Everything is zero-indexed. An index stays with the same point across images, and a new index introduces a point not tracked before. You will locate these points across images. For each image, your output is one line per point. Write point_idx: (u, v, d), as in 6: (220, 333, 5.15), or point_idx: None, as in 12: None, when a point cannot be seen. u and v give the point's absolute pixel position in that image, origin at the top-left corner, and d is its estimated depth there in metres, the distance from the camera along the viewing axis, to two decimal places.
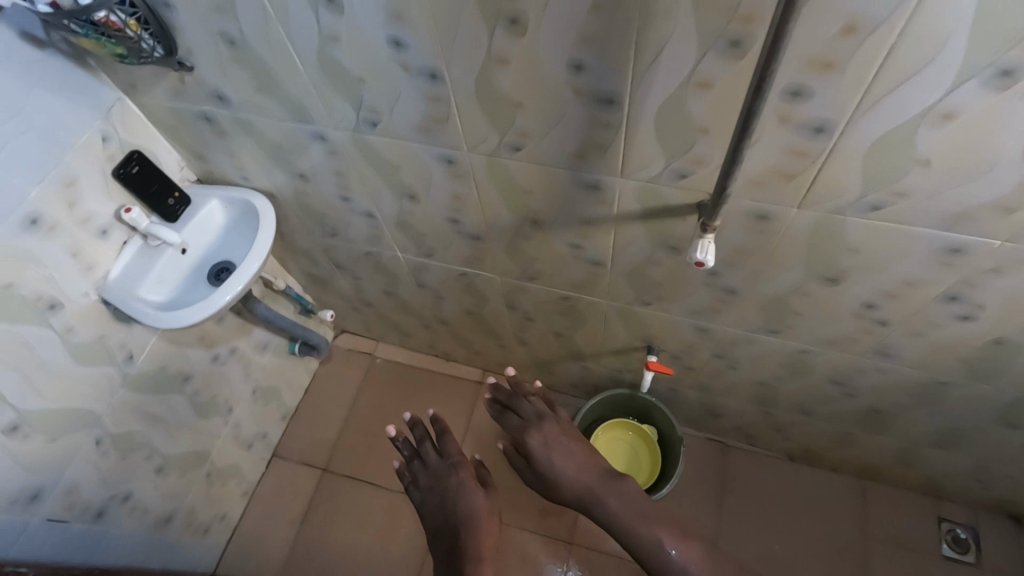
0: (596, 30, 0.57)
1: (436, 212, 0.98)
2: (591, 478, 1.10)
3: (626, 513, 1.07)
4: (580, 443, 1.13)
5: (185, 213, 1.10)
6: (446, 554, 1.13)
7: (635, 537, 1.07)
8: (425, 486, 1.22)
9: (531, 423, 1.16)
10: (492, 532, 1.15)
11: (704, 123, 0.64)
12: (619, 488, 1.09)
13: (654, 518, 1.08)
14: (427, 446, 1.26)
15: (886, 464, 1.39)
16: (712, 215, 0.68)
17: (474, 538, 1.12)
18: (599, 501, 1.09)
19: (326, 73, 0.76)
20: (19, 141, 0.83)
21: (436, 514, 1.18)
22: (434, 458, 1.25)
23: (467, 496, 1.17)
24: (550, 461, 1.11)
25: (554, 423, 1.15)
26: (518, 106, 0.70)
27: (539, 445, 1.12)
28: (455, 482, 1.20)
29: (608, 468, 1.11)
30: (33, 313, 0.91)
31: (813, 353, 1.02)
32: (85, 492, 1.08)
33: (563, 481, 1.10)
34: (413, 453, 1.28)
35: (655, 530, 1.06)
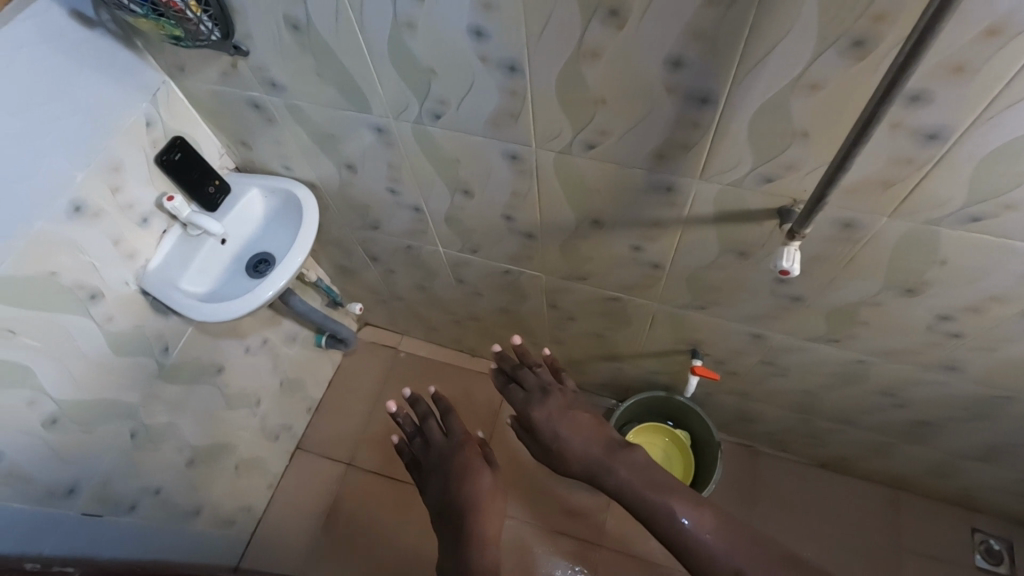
0: (705, 25, 0.54)
1: (490, 208, 0.95)
2: (597, 449, 1.02)
3: (637, 484, 0.97)
4: (587, 414, 1.07)
5: (225, 201, 1.07)
6: (450, 537, 1.05)
7: (647, 508, 0.95)
8: (430, 466, 1.14)
9: (536, 395, 1.10)
10: (499, 513, 1.07)
11: (805, 126, 0.61)
12: (629, 458, 1.00)
13: (667, 487, 0.95)
14: (431, 423, 1.18)
15: (921, 477, 1.34)
16: (803, 225, 0.65)
17: (479, 518, 1.04)
18: (607, 472, 1.00)
19: (395, 63, 0.73)
20: (68, 124, 0.80)
21: (439, 495, 1.10)
22: (439, 436, 1.17)
23: (471, 475, 1.09)
24: (556, 435, 1.05)
25: (561, 394, 1.10)
26: (602, 103, 0.67)
27: (544, 418, 1.07)
28: (460, 461, 1.11)
29: (617, 438, 1.04)
30: (75, 303, 0.88)
31: (870, 364, 0.98)
32: (120, 486, 1.06)
33: (570, 454, 1.03)
34: (416, 432, 1.20)
35: (667, 498, 0.94)
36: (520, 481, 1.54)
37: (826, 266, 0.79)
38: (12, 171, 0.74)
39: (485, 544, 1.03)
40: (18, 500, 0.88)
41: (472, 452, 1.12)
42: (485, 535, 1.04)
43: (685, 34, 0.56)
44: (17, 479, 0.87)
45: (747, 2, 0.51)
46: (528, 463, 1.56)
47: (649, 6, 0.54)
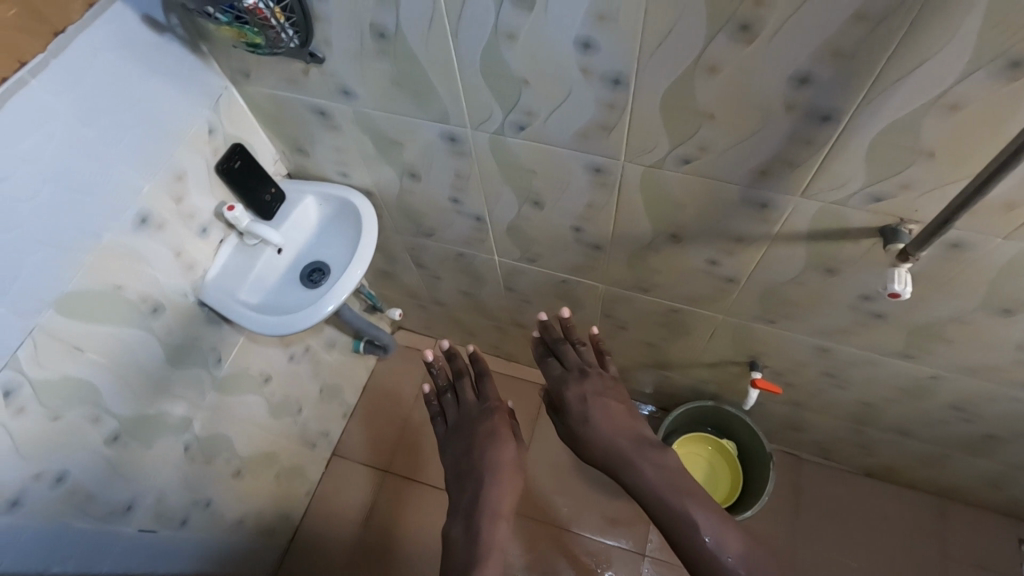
0: (846, 42, 0.52)
1: (560, 219, 0.92)
2: (627, 442, 0.91)
3: (663, 488, 0.87)
4: (624, 405, 0.95)
5: (281, 209, 1.04)
6: (459, 504, 0.96)
7: (670, 517, 0.86)
8: (453, 426, 1.04)
9: (572, 375, 0.97)
10: (516, 490, 0.97)
11: (932, 146, 0.59)
12: (658, 459, 0.90)
13: (694, 497, 0.86)
14: (464, 382, 1.06)
15: (973, 487, 1.32)
16: (920, 249, 0.64)
17: (493, 491, 0.95)
18: (631, 469, 0.90)
19: (486, 74, 0.70)
20: (135, 133, 0.77)
21: (458, 459, 1.00)
22: (470, 397, 1.05)
23: (496, 444, 0.98)
24: (586, 421, 0.94)
25: (599, 378, 0.97)
26: (709, 118, 0.64)
27: (575, 402, 0.95)
28: (485, 429, 1.01)
29: (650, 436, 0.93)
30: (138, 317, 0.85)
31: (944, 379, 0.96)
32: (173, 500, 1.03)
33: (596, 443, 0.93)
34: (448, 387, 1.08)
35: (692, 508, 0.85)
36: (561, 490, 1.49)
37: (920, 283, 0.77)
38: (81, 187, 0.72)
39: (495, 520, 0.93)
40: (79, 519, 0.86)
41: (500, 420, 1.02)
42: (497, 510, 0.94)
43: (820, 50, 0.54)
44: (80, 497, 0.85)
45: (899, 19, 0.49)
46: (569, 471, 1.51)
47: (787, 21, 0.52)
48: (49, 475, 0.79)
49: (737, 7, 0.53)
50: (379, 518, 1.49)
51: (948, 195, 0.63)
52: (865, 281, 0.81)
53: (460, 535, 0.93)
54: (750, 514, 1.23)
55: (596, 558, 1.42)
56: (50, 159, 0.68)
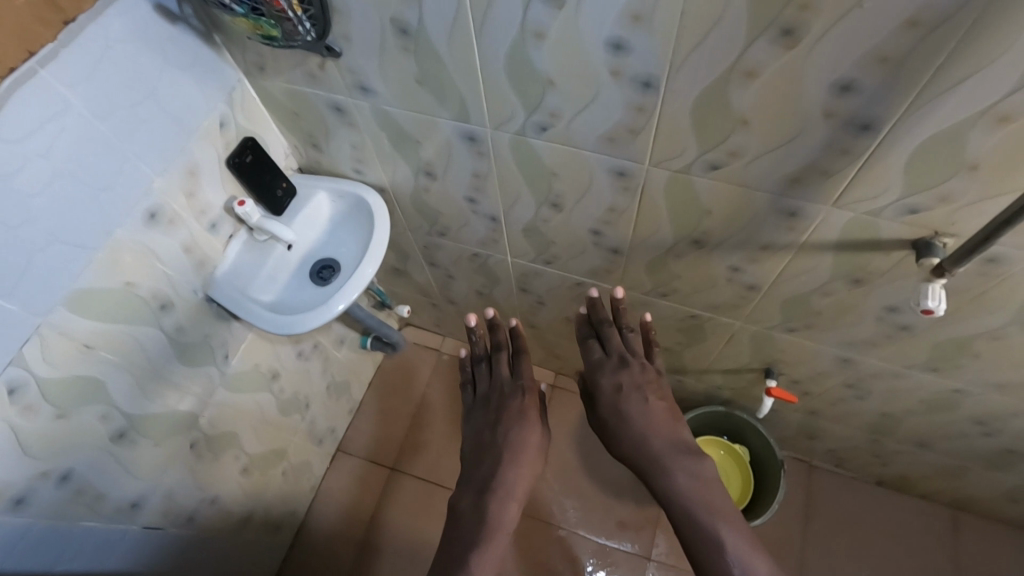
0: (893, 49, 0.51)
1: (579, 222, 0.90)
2: (661, 441, 0.86)
3: (692, 499, 0.82)
4: (664, 403, 0.89)
5: (291, 205, 1.02)
6: (472, 477, 0.92)
7: (695, 531, 0.81)
8: (480, 397, 0.99)
9: (612, 361, 0.92)
10: (533, 475, 0.92)
11: (977, 158, 0.57)
12: (692, 468, 0.84)
13: (724, 515, 0.81)
14: (502, 355, 1.00)
15: (990, 500, 1.30)
16: (955, 265, 0.62)
17: (511, 473, 0.89)
18: (660, 472, 0.84)
19: (512, 73, 0.68)
20: (148, 126, 0.75)
21: (480, 432, 0.95)
22: (503, 371, 0.99)
23: (523, 425, 0.93)
24: (617, 412, 0.89)
25: (640, 370, 0.91)
26: (742, 124, 0.63)
27: (610, 390, 0.90)
28: (515, 408, 0.95)
29: (688, 441, 0.87)
30: (148, 313, 0.83)
31: (968, 394, 0.95)
32: (181, 497, 1.02)
33: (628, 436, 0.88)
34: (483, 357, 1.03)
35: (719, 525, 0.80)
36: (569, 492, 1.48)
37: (952, 297, 0.75)
38: (94, 182, 0.71)
39: (509, 502, 0.89)
40: (87, 517, 0.85)
41: (532, 400, 0.95)
42: (513, 493, 0.89)
43: (864, 57, 0.52)
44: (88, 496, 0.84)
45: (950, 28, 0.48)
46: (577, 474, 1.49)
47: (832, 26, 0.51)
48: (56, 473, 0.78)
49: (780, 10, 0.51)
50: (386, 517, 1.48)
51: (988, 209, 0.61)
52: (893, 294, 0.79)
53: (468, 510, 0.89)
54: (758, 521, 1.22)
55: (601, 561, 1.41)
56: (61, 154, 0.66)
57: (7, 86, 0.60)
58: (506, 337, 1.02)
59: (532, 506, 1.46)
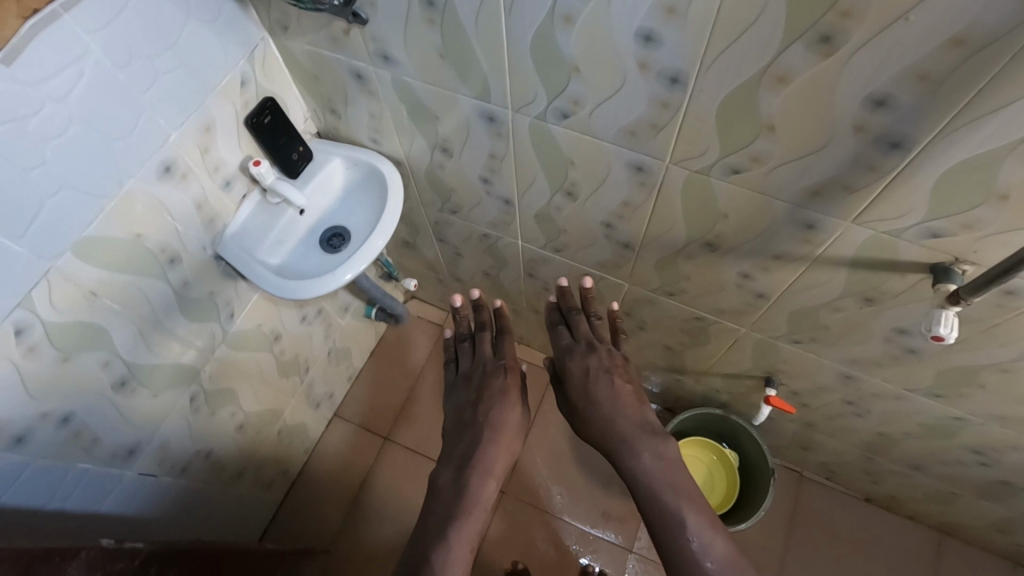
0: (934, 66, 0.49)
1: (592, 213, 0.89)
2: (627, 423, 0.85)
3: (656, 479, 0.81)
4: (631, 386, 0.88)
5: (307, 169, 1.01)
6: (452, 452, 0.93)
7: (658, 511, 0.80)
8: (462, 375, 0.99)
9: (580, 347, 0.91)
10: (512, 454, 0.93)
11: (1009, 189, 0.55)
12: (657, 448, 0.83)
13: (687, 495, 0.81)
14: (484, 335, 1.01)
15: (978, 528, 1.29)
16: (972, 294, 0.61)
17: (490, 451, 0.90)
18: (626, 453, 0.84)
19: (536, 56, 0.67)
20: (169, 78, 0.75)
21: (461, 409, 0.95)
22: (486, 351, 1.00)
23: (503, 406, 0.93)
24: (586, 395, 0.88)
25: (607, 355, 0.90)
26: (768, 130, 0.61)
27: (578, 374, 0.89)
28: (496, 387, 0.95)
29: (653, 422, 0.86)
30: (155, 266, 0.84)
31: (969, 423, 0.93)
32: (175, 447, 1.04)
33: (595, 419, 0.87)
34: (467, 336, 1.03)
35: (682, 507, 0.80)
36: (558, 478, 1.49)
37: (965, 325, 0.74)
38: (110, 131, 0.70)
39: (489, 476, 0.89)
40: (83, 460, 0.87)
41: (513, 380, 0.96)
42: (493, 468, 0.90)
43: (903, 72, 0.50)
44: (85, 440, 0.85)
45: (999, 49, 0.45)
46: (568, 460, 1.51)
47: (873, 36, 0.49)
48: (56, 416, 0.79)
49: (819, 17, 0.49)
50: (377, 484, 1.50)
51: (1013, 241, 0.59)
52: (904, 316, 0.78)
53: (447, 484, 0.89)
54: (742, 527, 1.21)
55: (584, 548, 1.42)
56: (77, 101, 0.66)
57: (8, 53, 0.58)
58: (489, 317, 1.03)
59: (520, 488, 1.48)
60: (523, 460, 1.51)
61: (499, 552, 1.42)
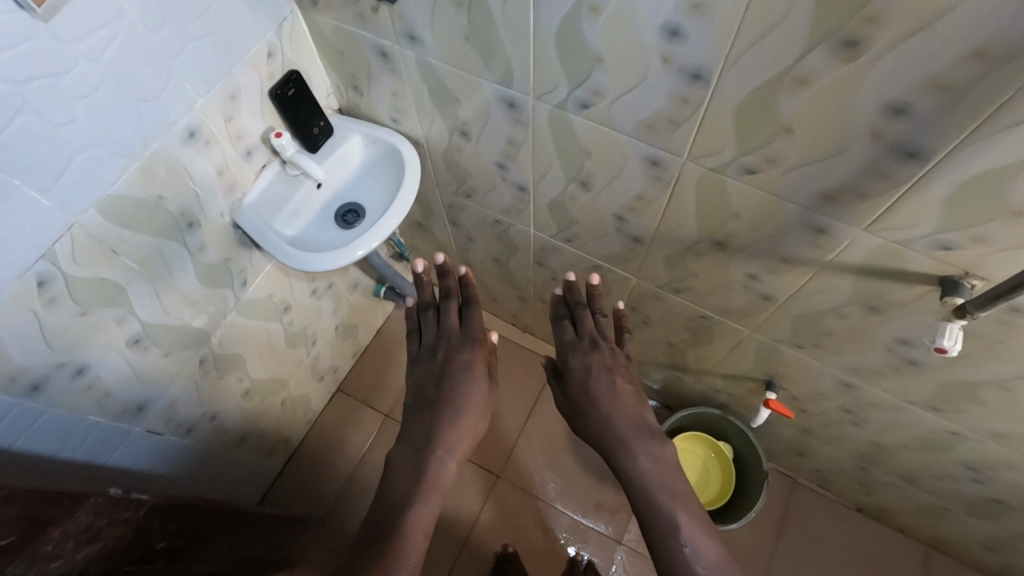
0: (954, 78, 0.49)
1: (605, 205, 0.90)
2: (625, 424, 0.86)
3: (651, 482, 0.82)
4: (632, 387, 0.89)
5: (326, 143, 1.02)
6: (410, 431, 0.85)
7: (652, 515, 0.81)
8: (425, 347, 0.91)
9: (583, 343, 0.92)
10: (478, 433, 0.87)
11: (1021, 206, 0.55)
12: (654, 451, 0.84)
13: (682, 499, 0.81)
14: (449, 305, 0.92)
15: (967, 544, 1.30)
16: (980, 308, 0.62)
17: (452, 433, 0.83)
18: (624, 456, 0.84)
19: (562, 46, 0.68)
20: (198, 45, 0.76)
21: (423, 386, 0.87)
22: (452, 323, 0.92)
23: (468, 381, 0.86)
24: (586, 392, 0.89)
25: (610, 353, 0.91)
26: (785, 132, 0.62)
27: (579, 370, 0.90)
28: (462, 361, 0.88)
29: (652, 424, 0.86)
30: (174, 229, 0.86)
31: (965, 438, 0.94)
32: (183, 409, 1.07)
33: (594, 416, 0.87)
34: (431, 305, 0.94)
35: (677, 511, 0.80)
36: (553, 467, 1.51)
37: (968, 339, 0.74)
38: (139, 93, 0.72)
39: None
40: (94, 412, 0.89)
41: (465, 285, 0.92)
42: None
43: (923, 81, 0.51)
44: (97, 393, 0.88)
45: (1020, 64, 0.46)
46: (564, 450, 1.52)
47: (895, 44, 0.49)
48: (71, 366, 0.81)
49: (843, 21, 0.50)
50: (375, 459, 1.52)
51: (1020, 258, 0.60)
52: (908, 327, 0.78)
53: (404, 461, 0.82)
54: (733, 525, 1.22)
55: (574, 537, 1.44)
56: (111, 59, 0.67)
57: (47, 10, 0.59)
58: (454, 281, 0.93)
59: (516, 475, 1.50)
60: (519, 447, 1.53)
61: (487, 535, 1.44)
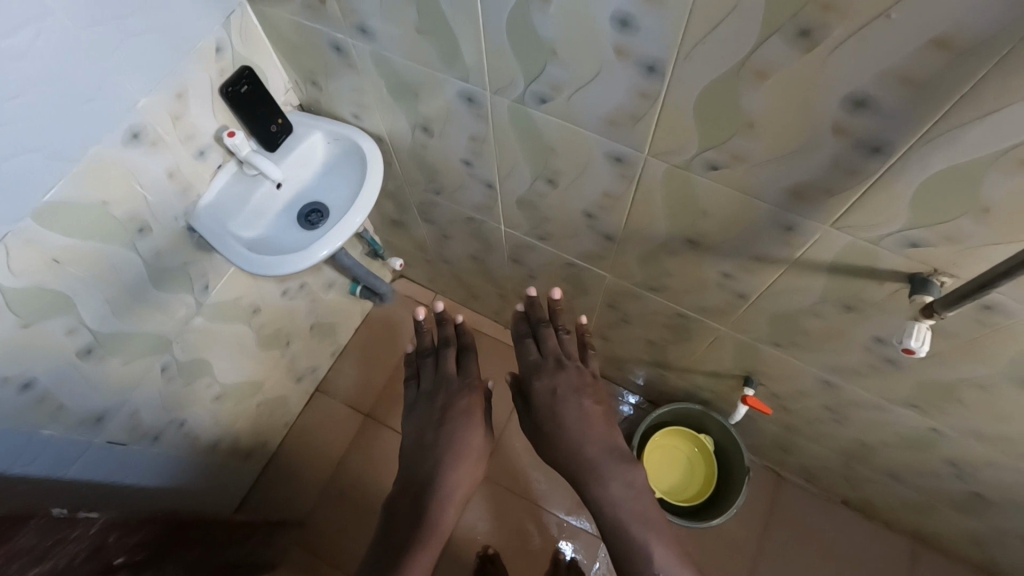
0: (916, 69, 0.46)
1: (573, 203, 0.87)
2: (595, 449, 0.83)
3: (622, 509, 0.81)
4: (600, 407, 0.86)
5: (286, 141, 0.99)
6: (411, 478, 0.93)
7: (623, 543, 0.80)
8: (423, 393, 1.00)
9: (548, 363, 0.89)
10: (474, 477, 0.95)
11: (992, 202, 0.52)
12: (625, 476, 0.82)
13: (656, 527, 0.80)
14: (448, 352, 1.01)
15: (953, 538, 1.28)
16: (947, 309, 0.59)
17: (452, 476, 0.92)
18: (594, 482, 0.82)
19: (514, 39, 0.64)
20: (139, 40, 0.72)
21: (422, 431, 0.96)
22: (450, 368, 1.00)
23: (466, 428, 0.94)
24: (552, 416, 0.85)
25: (577, 373, 0.88)
26: (747, 128, 0.58)
27: (544, 393, 0.86)
28: (460, 407, 0.96)
29: (623, 447, 0.84)
30: (124, 235, 0.83)
31: (946, 436, 0.92)
32: (148, 416, 1.04)
33: (562, 442, 0.84)
34: (430, 352, 1.04)
35: (650, 541, 0.79)
36: (536, 466, 1.49)
37: (945, 338, 0.71)
38: (74, 92, 0.68)
39: None
40: (48, 425, 0.86)
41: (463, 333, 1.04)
42: None
43: (885, 73, 0.47)
44: (50, 405, 0.85)
45: (984, 53, 0.43)
46: None
47: (854, 32, 0.46)
48: (18, 380, 0.79)
49: (799, 9, 0.46)
50: (356, 460, 1.50)
51: (995, 256, 0.57)
52: (884, 326, 0.75)
53: (405, 509, 0.91)
54: (715, 523, 1.19)
55: (560, 533, 1.43)
56: (40, 56, 0.63)
57: None
58: (454, 333, 1.03)
59: (500, 473, 1.48)
60: (502, 446, 1.51)
61: (473, 538, 1.42)
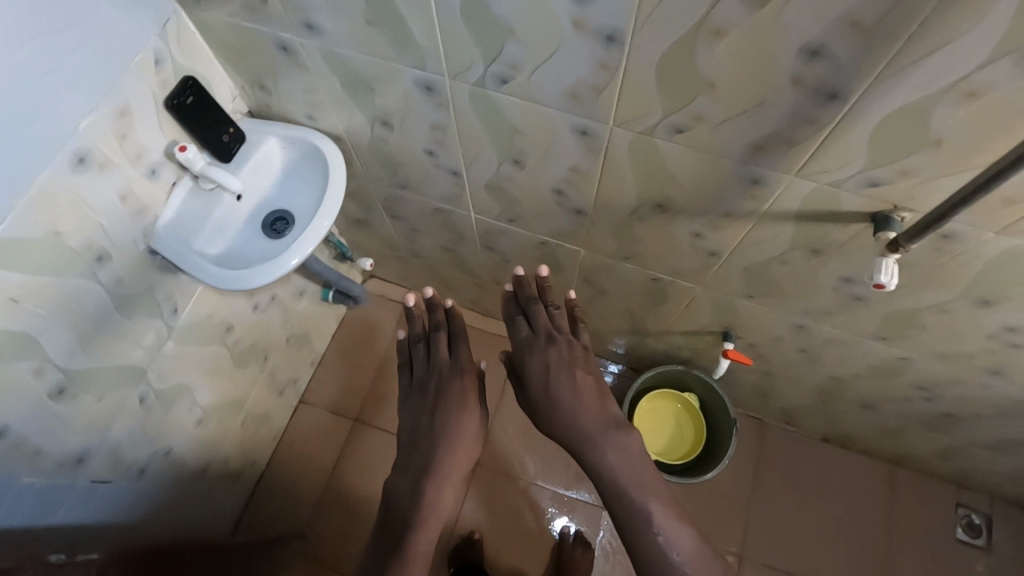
0: (864, 15, 0.48)
1: (542, 181, 0.87)
2: (590, 420, 0.85)
3: (619, 476, 0.83)
4: (592, 378, 0.88)
5: (241, 151, 0.96)
6: (408, 465, 0.93)
7: (624, 509, 0.82)
8: (416, 381, 0.99)
9: (540, 339, 0.90)
10: (471, 459, 0.95)
11: (941, 134, 0.56)
12: (621, 444, 0.84)
13: (654, 491, 0.83)
14: (439, 337, 1.00)
15: (925, 457, 1.37)
16: (912, 240, 0.63)
17: (448, 459, 0.92)
18: (591, 452, 0.84)
19: (469, 21, 0.64)
20: (74, 58, 0.68)
21: (417, 418, 0.95)
22: (441, 354, 0.99)
23: (460, 412, 0.94)
24: (546, 392, 0.87)
25: (568, 346, 0.89)
26: (708, 88, 0.60)
27: (538, 369, 0.88)
28: (453, 391, 0.95)
29: (617, 417, 0.86)
30: (80, 266, 0.79)
31: (912, 362, 0.98)
32: (130, 450, 1.00)
33: (557, 416, 0.86)
34: (421, 337, 1.03)
35: (649, 503, 0.81)
36: (530, 446, 1.51)
37: (907, 270, 0.76)
38: (13, 118, 0.64)
39: None
40: (26, 472, 0.83)
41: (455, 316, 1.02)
42: None
43: (836, 20, 0.49)
44: (24, 451, 0.81)
45: None
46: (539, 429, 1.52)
47: None
48: None
49: None
50: (349, 464, 1.49)
51: (947, 186, 0.60)
52: (850, 265, 0.79)
53: (404, 494, 0.91)
54: (710, 476, 1.24)
55: (562, 509, 1.46)
56: None
57: None
58: (443, 317, 1.02)
59: (496, 459, 1.49)
60: (494, 432, 1.52)
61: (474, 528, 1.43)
